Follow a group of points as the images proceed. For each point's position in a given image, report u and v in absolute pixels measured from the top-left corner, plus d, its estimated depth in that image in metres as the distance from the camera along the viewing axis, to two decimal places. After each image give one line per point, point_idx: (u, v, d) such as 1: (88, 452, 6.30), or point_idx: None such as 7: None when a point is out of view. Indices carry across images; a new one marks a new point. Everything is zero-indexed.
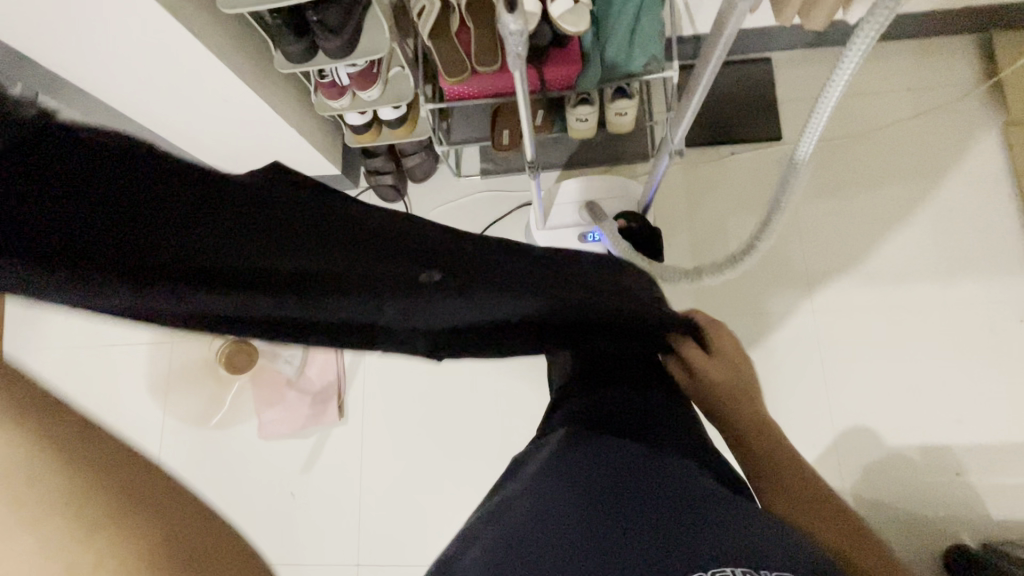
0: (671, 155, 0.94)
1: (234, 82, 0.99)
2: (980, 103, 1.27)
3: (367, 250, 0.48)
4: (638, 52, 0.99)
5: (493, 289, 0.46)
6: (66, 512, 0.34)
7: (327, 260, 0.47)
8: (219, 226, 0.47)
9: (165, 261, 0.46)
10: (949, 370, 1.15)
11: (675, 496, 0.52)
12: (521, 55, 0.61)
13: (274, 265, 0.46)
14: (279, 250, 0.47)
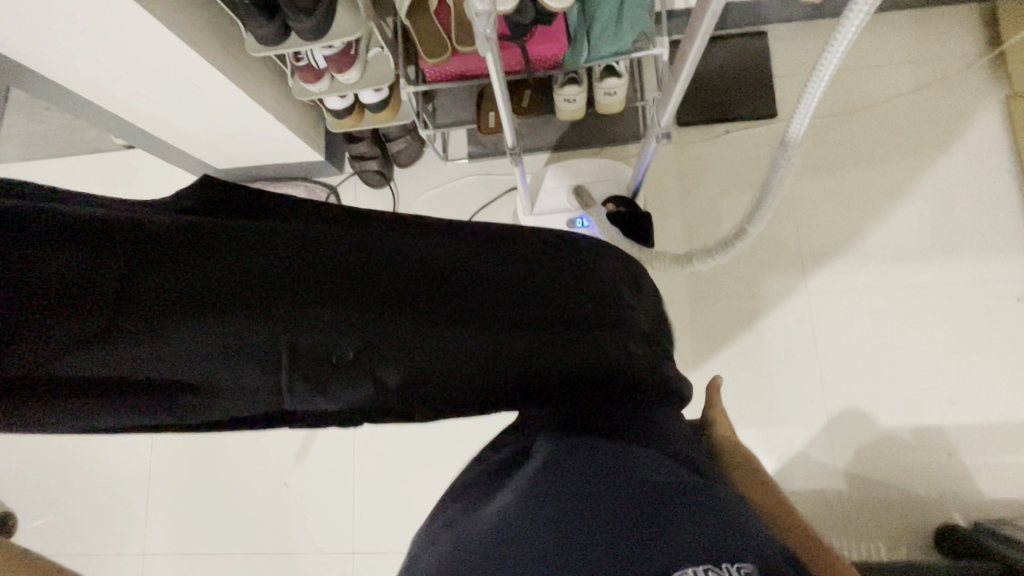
0: (660, 136, 0.91)
1: (204, 67, 0.94)
2: (982, 74, 1.23)
3: (280, 316, 0.48)
4: (627, 28, 0.95)
5: (416, 345, 0.49)
6: None
7: (236, 343, 0.46)
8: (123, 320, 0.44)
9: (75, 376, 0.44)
10: (945, 351, 1.14)
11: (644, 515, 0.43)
12: (490, 37, 0.58)
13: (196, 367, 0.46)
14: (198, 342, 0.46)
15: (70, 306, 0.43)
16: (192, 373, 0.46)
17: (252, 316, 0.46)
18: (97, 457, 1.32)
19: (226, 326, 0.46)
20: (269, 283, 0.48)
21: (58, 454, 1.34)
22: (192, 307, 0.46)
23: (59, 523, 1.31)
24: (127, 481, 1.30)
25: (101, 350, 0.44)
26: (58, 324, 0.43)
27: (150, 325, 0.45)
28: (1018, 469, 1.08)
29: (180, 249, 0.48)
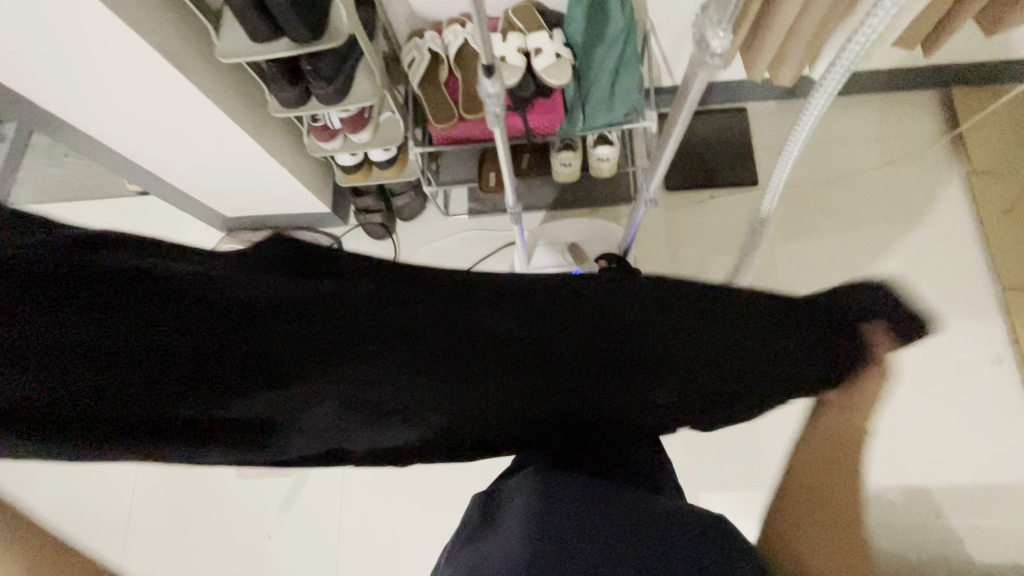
0: (647, 203, 0.98)
1: (227, 125, 1.02)
2: (943, 152, 1.34)
3: (265, 371, 0.39)
4: (618, 105, 1.04)
5: (451, 404, 0.40)
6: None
7: (224, 402, 0.39)
8: (91, 368, 0.38)
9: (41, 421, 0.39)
10: (927, 410, 1.17)
11: (600, 532, 0.46)
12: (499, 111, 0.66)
13: (173, 422, 0.39)
14: (177, 397, 0.39)
15: (37, 361, 0.38)
16: (182, 430, 0.40)
17: (234, 384, 0.39)
18: (77, 501, 1.29)
19: (211, 383, 0.38)
20: (250, 339, 0.39)
21: (34, 496, 1.30)
22: (159, 368, 0.38)
23: None
24: (103, 529, 1.26)
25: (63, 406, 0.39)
26: (25, 369, 0.38)
27: (118, 377, 0.38)
28: (1006, 530, 1.09)
29: (142, 295, 0.39)
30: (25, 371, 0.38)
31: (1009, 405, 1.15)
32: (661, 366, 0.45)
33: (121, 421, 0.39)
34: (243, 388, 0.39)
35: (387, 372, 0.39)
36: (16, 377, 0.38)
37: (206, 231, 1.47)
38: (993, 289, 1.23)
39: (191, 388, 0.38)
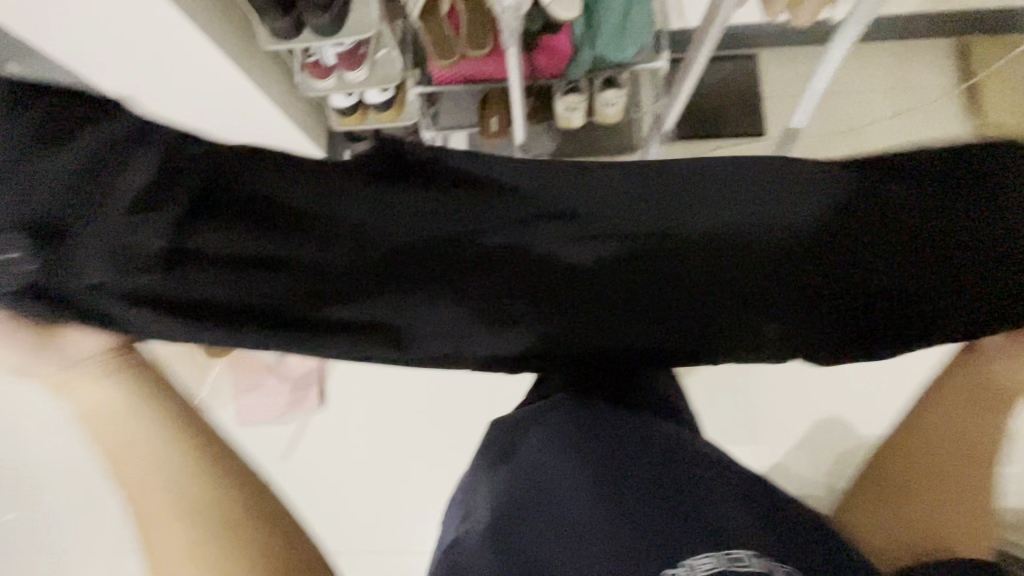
0: (662, 142, 0.93)
1: (216, 60, 0.96)
2: (955, 104, 1.31)
3: (390, 282, 0.57)
4: (629, 42, 1.00)
5: (541, 319, 0.59)
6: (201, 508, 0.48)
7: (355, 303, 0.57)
8: (261, 269, 0.55)
9: (213, 303, 0.55)
10: (923, 363, 1.19)
11: (648, 473, 0.55)
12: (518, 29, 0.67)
13: (321, 315, 0.56)
14: (326, 297, 0.56)
15: (221, 257, 0.55)
16: (323, 321, 0.56)
17: (367, 289, 0.56)
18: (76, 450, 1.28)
19: (353, 287, 0.56)
20: (386, 248, 0.56)
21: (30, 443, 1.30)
22: (314, 279, 0.56)
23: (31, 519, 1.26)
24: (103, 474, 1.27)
25: (233, 289, 0.55)
26: (221, 263, 0.55)
27: (278, 278, 0.56)
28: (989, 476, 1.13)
29: (292, 214, 0.56)
30: (218, 265, 0.55)
31: None
32: (708, 288, 0.59)
33: (278, 309, 0.56)
34: (382, 295, 0.57)
35: (497, 281, 0.58)
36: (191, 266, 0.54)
37: None
38: None
39: (340, 288, 0.56)
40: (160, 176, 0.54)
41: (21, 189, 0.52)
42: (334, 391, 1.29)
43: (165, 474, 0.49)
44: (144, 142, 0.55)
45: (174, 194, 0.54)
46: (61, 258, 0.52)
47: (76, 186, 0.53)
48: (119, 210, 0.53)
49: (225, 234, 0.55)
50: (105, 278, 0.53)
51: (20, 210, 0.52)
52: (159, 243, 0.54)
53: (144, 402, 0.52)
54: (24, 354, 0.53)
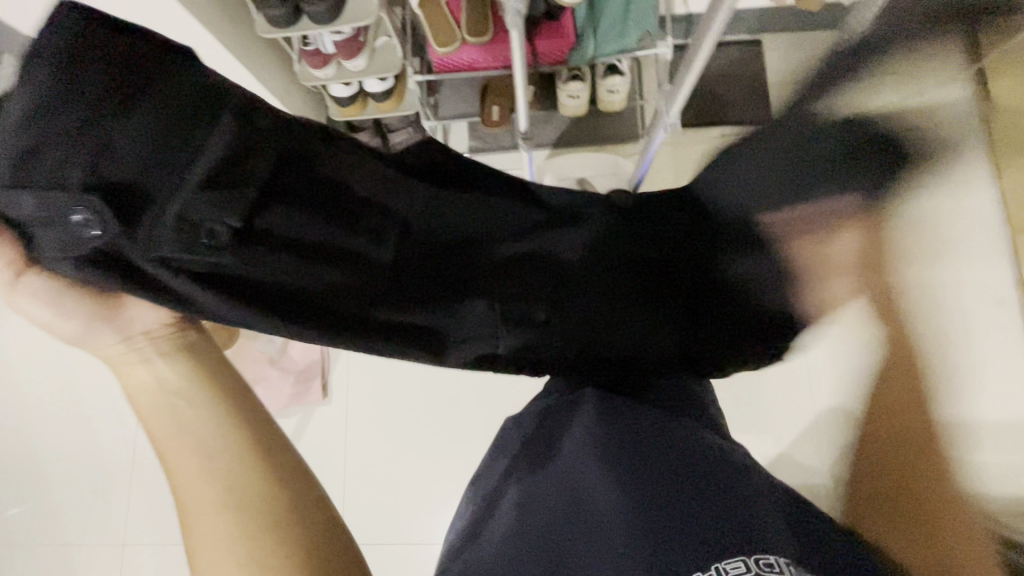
0: (665, 131, 0.91)
1: (213, 49, 0.94)
2: (963, 89, 1.29)
3: (421, 278, 0.62)
4: (632, 29, 0.97)
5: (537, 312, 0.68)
6: (243, 512, 0.43)
7: (400, 297, 0.59)
8: (318, 263, 0.55)
9: (277, 295, 0.52)
10: (928, 352, 1.18)
11: (679, 482, 0.55)
12: (519, 12, 0.65)
13: (377, 309, 0.57)
14: (372, 296, 0.57)
15: (287, 247, 0.54)
16: (375, 314, 0.57)
17: (412, 287, 0.60)
18: (82, 445, 1.29)
19: (396, 284, 0.60)
20: (418, 248, 0.63)
21: None
22: (364, 272, 0.58)
23: None
24: (109, 465, 1.28)
25: (301, 278, 0.54)
26: (287, 251, 0.54)
27: (336, 271, 0.56)
28: None
29: (347, 212, 0.60)
30: (286, 252, 0.54)
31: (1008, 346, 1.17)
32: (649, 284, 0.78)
33: (332, 302, 0.55)
34: (423, 299, 0.60)
35: (503, 284, 0.67)
36: (266, 252, 0.53)
37: None
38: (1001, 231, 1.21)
39: (391, 286, 0.59)
40: (239, 145, 0.53)
41: (94, 136, 0.45)
42: (338, 384, 1.29)
43: (218, 470, 0.44)
44: (219, 111, 0.52)
45: (255, 173, 0.54)
46: (139, 230, 0.46)
47: (155, 142, 0.48)
48: (194, 184, 0.49)
49: (294, 218, 0.56)
50: (177, 253, 0.48)
51: (90, 161, 0.45)
52: (233, 222, 0.51)
53: (199, 378, 0.48)
54: (87, 321, 0.48)
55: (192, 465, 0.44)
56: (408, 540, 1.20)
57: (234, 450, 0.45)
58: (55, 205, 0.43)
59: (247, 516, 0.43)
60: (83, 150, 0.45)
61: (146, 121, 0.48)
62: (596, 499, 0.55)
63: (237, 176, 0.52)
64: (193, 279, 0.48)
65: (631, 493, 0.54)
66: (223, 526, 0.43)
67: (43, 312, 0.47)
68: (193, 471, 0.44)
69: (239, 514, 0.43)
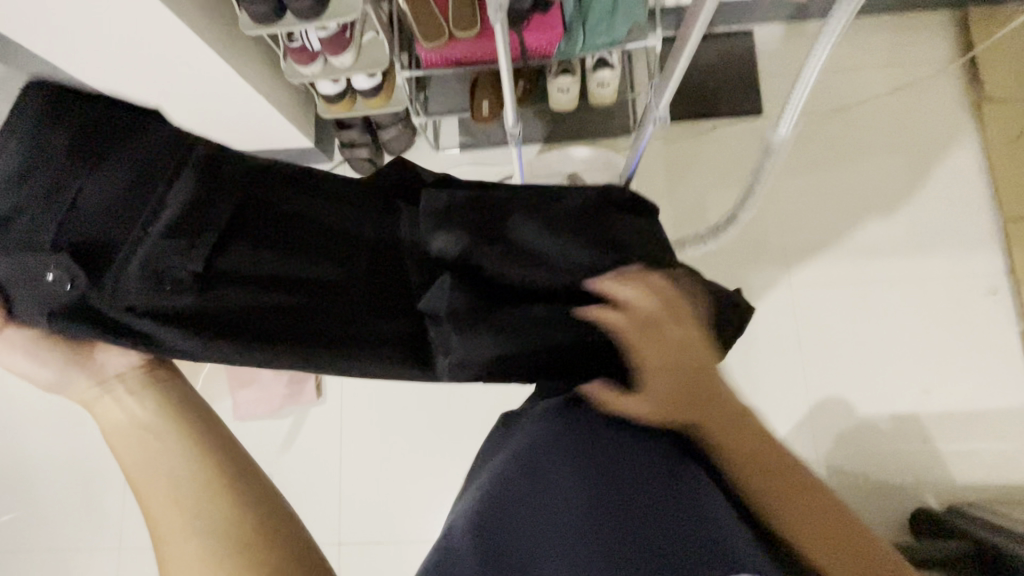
0: (655, 122, 0.90)
1: (198, 50, 0.94)
2: (955, 78, 1.29)
3: (374, 290, 0.62)
4: (621, 22, 0.97)
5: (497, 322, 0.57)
6: (205, 516, 0.47)
7: (356, 312, 0.60)
8: (277, 288, 0.59)
9: (236, 320, 0.57)
10: (920, 342, 1.18)
11: (662, 507, 0.49)
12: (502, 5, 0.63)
13: (334, 325, 0.59)
14: (338, 311, 0.60)
15: (250, 279, 0.59)
16: (337, 330, 0.59)
17: (371, 297, 0.61)
18: (78, 449, 1.29)
19: (351, 298, 0.61)
20: (374, 260, 0.63)
21: (32, 439, 1.30)
22: (323, 292, 0.60)
23: (35, 518, 1.28)
24: (105, 468, 1.28)
25: (258, 305, 0.58)
26: (250, 280, 0.59)
27: (292, 294, 0.59)
28: (991, 453, 1.12)
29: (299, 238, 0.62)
30: (250, 282, 0.59)
31: (1000, 335, 1.17)
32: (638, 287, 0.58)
33: (293, 319, 0.58)
34: (389, 305, 0.61)
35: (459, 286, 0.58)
36: (226, 283, 0.57)
37: None
38: (993, 220, 1.21)
39: (354, 300, 0.61)
40: (202, 190, 0.58)
41: (67, 206, 0.55)
42: (333, 383, 1.28)
43: (185, 490, 0.48)
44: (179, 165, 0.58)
45: (209, 217, 0.58)
46: (106, 276, 0.54)
47: (123, 198, 0.57)
48: (157, 236, 0.56)
49: (257, 251, 0.60)
50: (144, 297, 0.54)
51: (61, 229, 0.54)
52: (194, 266, 0.57)
53: (164, 405, 0.53)
54: (61, 367, 0.55)
55: (159, 486, 0.48)
56: (405, 537, 1.20)
57: (194, 472, 0.49)
58: (31, 266, 0.53)
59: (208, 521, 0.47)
60: (54, 213, 0.55)
61: (103, 183, 0.56)
62: (560, 509, 0.50)
63: (188, 222, 0.57)
64: (150, 318, 0.54)
65: (595, 503, 0.49)
66: (185, 532, 0.46)
67: (22, 363, 0.55)
68: (159, 484, 0.48)
69: (201, 519, 0.47)
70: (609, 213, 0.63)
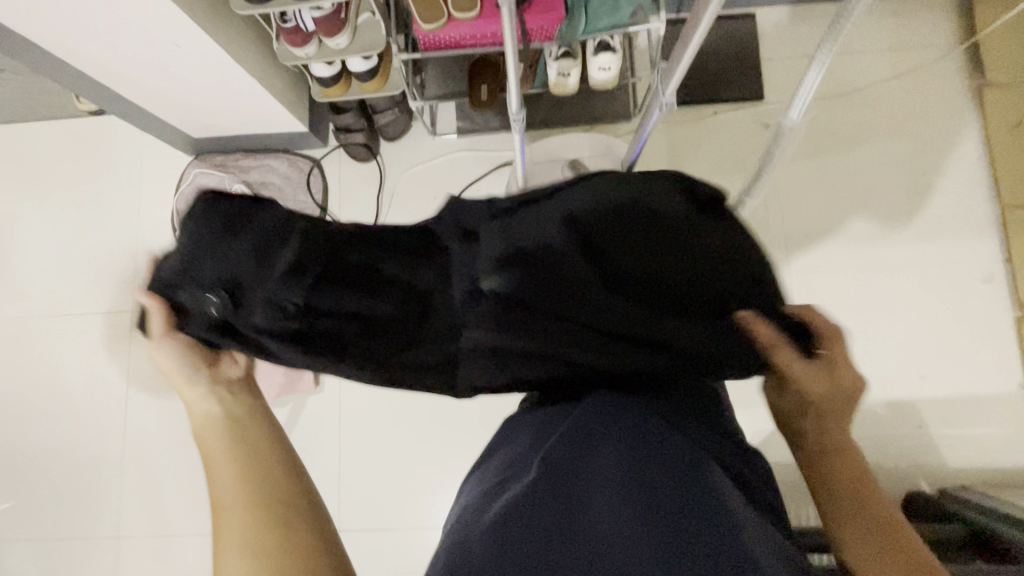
0: (662, 109, 0.88)
1: (187, 29, 0.90)
2: (957, 64, 1.28)
3: (427, 324, 0.56)
4: (625, 1, 0.94)
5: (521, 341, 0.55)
6: (260, 503, 0.51)
7: (428, 350, 0.56)
8: (348, 322, 0.56)
9: (325, 351, 0.56)
10: (917, 329, 1.19)
11: (670, 502, 0.47)
12: None
13: (410, 359, 0.56)
14: (399, 344, 0.57)
15: (325, 313, 0.56)
16: (403, 363, 0.57)
17: (433, 333, 0.56)
18: (73, 438, 1.28)
19: (411, 334, 0.57)
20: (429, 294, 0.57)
21: (26, 428, 1.29)
22: (384, 327, 0.57)
23: (32, 508, 1.27)
24: (101, 458, 1.27)
25: (342, 337, 0.56)
26: (322, 314, 0.56)
27: (361, 327, 0.57)
28: (984, 438, 1.14)
29: (369, 271, 0.58)
30: (322, 315, 0.56)
31: (996, 322, 1.18)
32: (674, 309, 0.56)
33: (365, 353, 0.56)
34: (442, 339, 0.56)
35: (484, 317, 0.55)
36: (323, 316, 0.56)
37: (174, 159, 1.38)
38: (991, 207, 1.22)
39: (411, 337, 0.57)
40: (309, 241, 0.57)
41: (219, 254, 0.56)
42: None
43: (257, 476, 0.53)
44: (291, 225, 0.57)
45: (310, 265, 0.56)
46: (241, 307, 0.56)
47: (257, 238, 0.57)
48: (280, 274, 0.56)
49: (347, 295, 0.57)
50: (268, 325, 0.56)
51: (214, 268, 0.56)
52: (296, 301, 0.56)
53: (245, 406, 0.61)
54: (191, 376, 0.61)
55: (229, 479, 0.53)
56: (405, 524, 1.20)
57: (264, 466, 0.55)
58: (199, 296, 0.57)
59: (264, 505, 0.51)
60: (206, 255, 0.57)
61: (247, 237, 0.57)
62: (592, 498, 0.49)
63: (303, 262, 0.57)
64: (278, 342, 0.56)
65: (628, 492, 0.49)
66: (243, 514, 0.51)
67: (172, 364, 0.61)
68: (225, 470, 0.54)
69: (259, 501, 0.52)
70: (651, 204, 0.57)
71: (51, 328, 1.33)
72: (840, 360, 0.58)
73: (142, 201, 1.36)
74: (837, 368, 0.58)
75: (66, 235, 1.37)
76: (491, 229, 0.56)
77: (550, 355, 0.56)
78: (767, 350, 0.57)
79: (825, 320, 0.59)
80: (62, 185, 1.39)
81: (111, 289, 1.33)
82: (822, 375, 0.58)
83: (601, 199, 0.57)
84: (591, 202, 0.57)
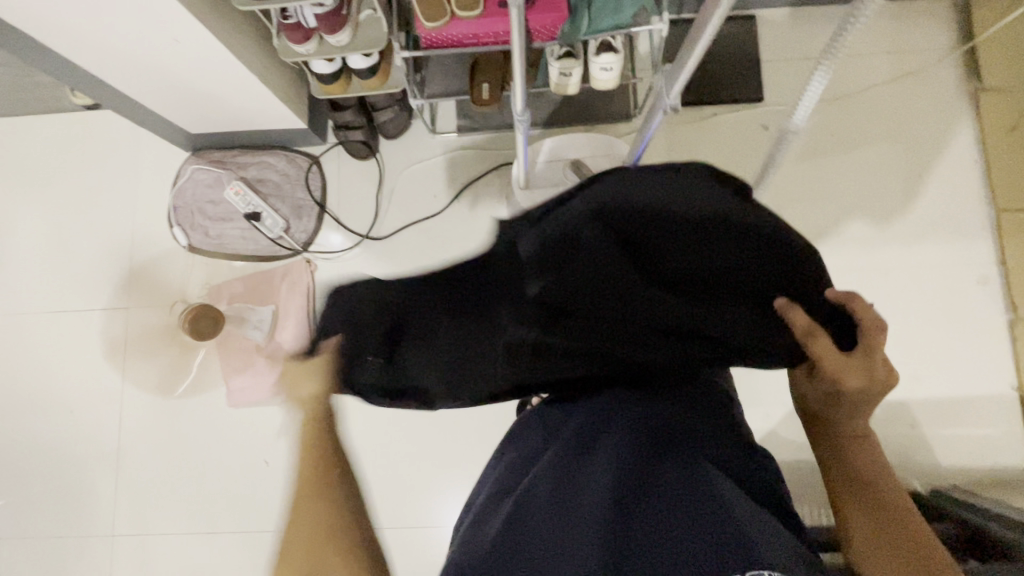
0: (665, 111, 0.88)
1: (186, 24, 0.89)
2: (954, 68, 1.29)
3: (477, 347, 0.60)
4: (627, 2, 0.91)
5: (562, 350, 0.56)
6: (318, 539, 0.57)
7: (499, 377, 0.60)
8: (431, 365, 0.62)
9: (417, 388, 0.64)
10: (911, 330, 1.21)
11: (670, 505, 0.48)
12: None
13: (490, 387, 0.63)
14: (477, 378, 0.62)
15: (408, 359, 0.62)
16: (479, 387, 0.63)
17: (500, 364, 0.59)
18: (68, 435, 1.27)
19: (483, 364, 0.61)
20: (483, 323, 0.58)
21: (20, 425, 1.28)
22: (460, 359, 0.61)
23: (25, 505, 1.26)
24: (96, 455, 1.26)
25: (432, 376, 0.63)
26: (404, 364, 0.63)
27: (442, 367, 0.62)
28: (976, 438, 1.16)
29: (429, 313, 0.59)
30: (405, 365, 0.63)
31: (989, 324, 1.19)
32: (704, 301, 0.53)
33: (452, 386, 0.64)
34: (489, 343, 0.58)
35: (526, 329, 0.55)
36: (410, 362, 0.62)
37: (170, 154, 1.36)
38: (986, 210, 1.23)
39: (485, 369, 0.61)
40: (373, 297, 0.61)
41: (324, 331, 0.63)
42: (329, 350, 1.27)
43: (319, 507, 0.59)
44: (363, 291, 0.61)
45: (382, 325, 0.61)
46: (348, 373, 0.64)
47: (355, 306, 0.61)
48: (371, 335, 0.61)
49: (421, 345, 0.61)
50: (374, 381, 0.64)
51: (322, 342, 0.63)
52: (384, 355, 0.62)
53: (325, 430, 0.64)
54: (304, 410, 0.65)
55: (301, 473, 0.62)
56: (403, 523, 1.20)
57: (322, 480, 0.61)
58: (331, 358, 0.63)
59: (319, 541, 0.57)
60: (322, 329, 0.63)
61: (337, 311, 0.62)
62: (586, 490, 0.51)
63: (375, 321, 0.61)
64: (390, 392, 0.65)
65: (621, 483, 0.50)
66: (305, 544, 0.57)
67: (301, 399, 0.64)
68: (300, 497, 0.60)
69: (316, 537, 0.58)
70: (687, 190, 0.53)
71: (44, 323, 1.32)
72: (878, 351, 0.59)
73: (138, 197, 1.35)
74: (875, 357, 0.58)
75: (60, 229, 1.35)
76: (527, 234, 0.53)
77: (582, 353, 0.57)
78: (805, 342, 0.56)
79: (868, 309, 0.58)
80: (56, 180, 1.37)
81: (105, 285, 1.32)
82: (861, 367, 0.58)
83: (629, 185, 0.52)
84: (625, 185, 0.52)
